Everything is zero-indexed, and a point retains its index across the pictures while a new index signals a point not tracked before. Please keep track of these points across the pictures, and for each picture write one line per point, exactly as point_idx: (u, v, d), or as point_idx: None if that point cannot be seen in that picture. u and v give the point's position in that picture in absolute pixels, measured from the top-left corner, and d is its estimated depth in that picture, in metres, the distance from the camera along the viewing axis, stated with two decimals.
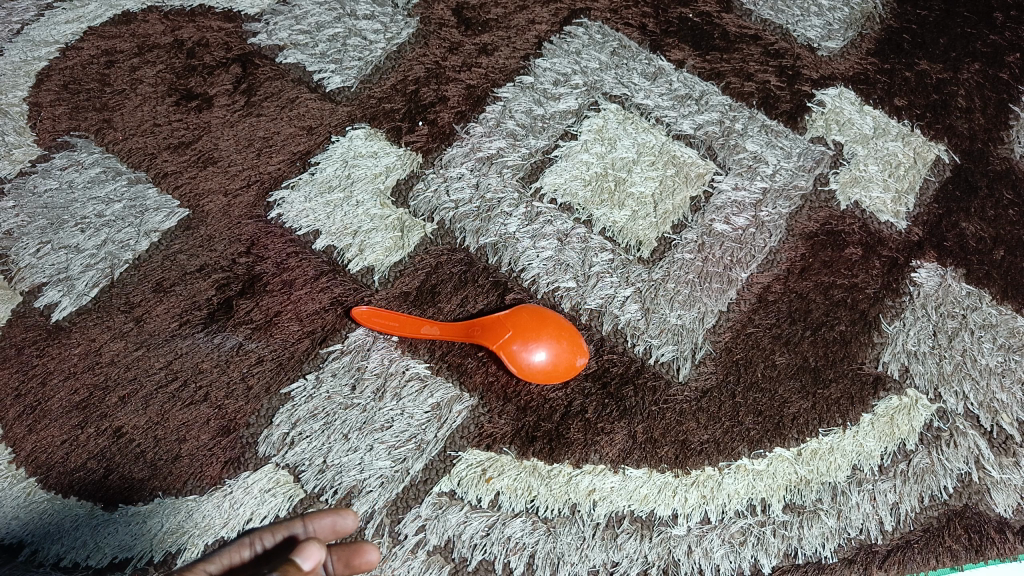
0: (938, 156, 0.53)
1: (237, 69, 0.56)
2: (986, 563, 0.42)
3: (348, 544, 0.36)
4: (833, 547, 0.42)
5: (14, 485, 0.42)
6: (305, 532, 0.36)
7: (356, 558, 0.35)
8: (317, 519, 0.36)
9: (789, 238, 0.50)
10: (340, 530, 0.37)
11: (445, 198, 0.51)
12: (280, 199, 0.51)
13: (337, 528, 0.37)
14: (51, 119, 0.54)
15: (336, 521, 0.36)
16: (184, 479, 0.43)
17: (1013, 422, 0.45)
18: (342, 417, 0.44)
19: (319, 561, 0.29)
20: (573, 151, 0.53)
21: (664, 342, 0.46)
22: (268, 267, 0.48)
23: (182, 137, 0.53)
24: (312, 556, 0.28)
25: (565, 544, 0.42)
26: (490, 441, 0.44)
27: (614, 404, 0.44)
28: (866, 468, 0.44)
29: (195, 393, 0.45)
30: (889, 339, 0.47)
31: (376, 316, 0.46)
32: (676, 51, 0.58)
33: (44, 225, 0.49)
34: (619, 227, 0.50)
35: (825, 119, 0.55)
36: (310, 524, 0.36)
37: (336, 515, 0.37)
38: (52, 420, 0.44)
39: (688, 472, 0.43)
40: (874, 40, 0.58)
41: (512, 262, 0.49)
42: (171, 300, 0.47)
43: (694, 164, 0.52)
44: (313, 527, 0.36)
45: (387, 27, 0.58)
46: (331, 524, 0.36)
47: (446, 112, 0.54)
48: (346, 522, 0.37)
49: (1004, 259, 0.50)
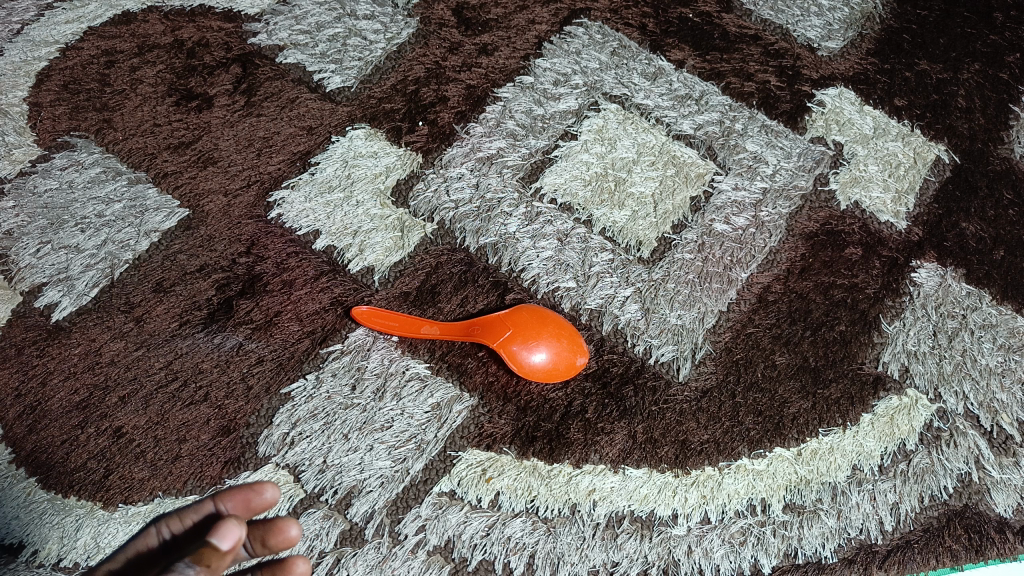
0: (938, 156, 0.53)
1: (237, 69, 0.56)
2: (986, 563, 0.42)
3: (269, 518, 0.32)
4: (833, 547, 0.42)
5: (14, 485, 0.42)
6: (218, 512, 0.31)
7: (278, 534, 0.31)
8: (229, 494, 0.31)
9: (789, 238, 0.50)
10: (257, 506, 0.32)
11: (445, 198, 0.51)
12: (280, 199, 0.51)
13: (255, 502, 0.32)
14: (51, 119, 0.54)
15: (252, 495, 0.31)
16: (184, 479, 0.43)
17: (1013, 422, 0.45)
18: (342, 417, 0.44)
19: (238, 539, 0.27)
20: (573, 152, 0.53)
21: (664, 342, 0.46)
22: (268, 267, 0.48)
23: (182, 137, 0.53)
24: (229, 536, 0.26)
25: (565, 544, 0.42)
26: (490, 441, 0.44)
27: (614, 404, 0.44)
28: (866, 468, 0.44)
29: (196, 393, 0.45)
30: (889, 340, 0.47)
31: (376, 316, 0.46)
32: (676, 51, 0.58)
33: (44, 225, 0.49)
34: (619, 227, 0.50)
35: (825, 119, 0.55)
36: (222, 501, 0.31)
37: (250, 489, 0.32)
38: (52, 420, 0.44)
39: (688, 472, 0.43)
40: (874, 40, 0.58)
41: (512, 262, 0.49)
42: (171, 300, 0.47)
43: (694, 164, 0.52)
44: (226, 505, 0.31)
45: (387, 27, 0.58)
46: (245, 501, 0.31)
47: (446, 113, 0.54)
48: (266, 495, 0.32)
49: (1004, 259, 0.50)
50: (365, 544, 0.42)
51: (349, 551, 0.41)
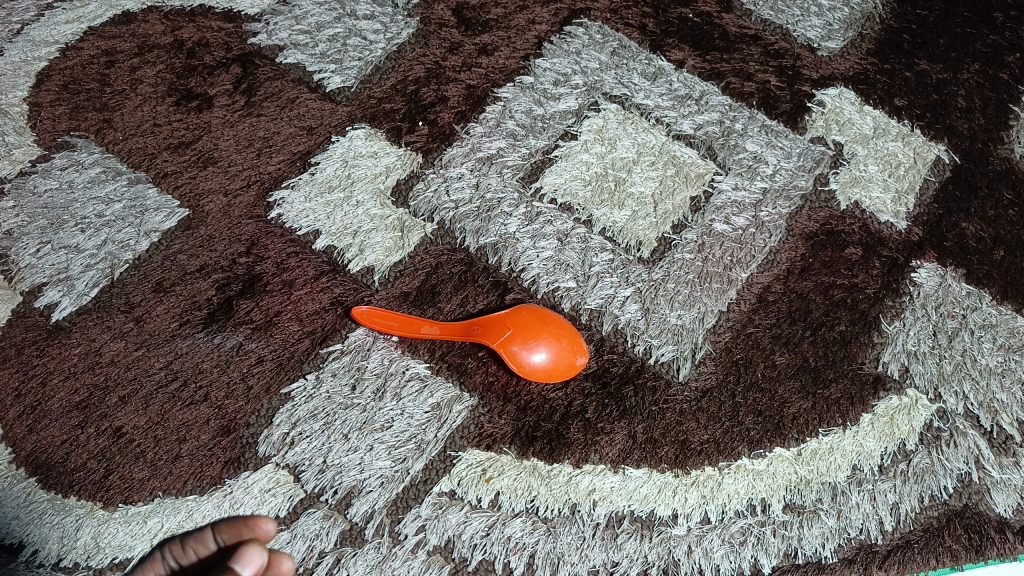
0: (939, 156, 0.53)
1: (237, 69, 0.56)
2: (986, 563, 0.42)
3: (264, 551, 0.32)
4: (833, 547, 0.42)
5: (14, 485, 0.42)
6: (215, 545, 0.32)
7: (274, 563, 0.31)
8: (224, 528, 0.32)
9: (789, 238, 0.50)
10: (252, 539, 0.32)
11: (445, 198, 0.51)
12: (280, 199, 0.51)
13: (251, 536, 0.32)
14: (51, 119, 0.54)
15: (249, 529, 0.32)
16: (184, 479, 0.43)
17: (1014, 422, 0.45)
18: (342, 417, 0.44)
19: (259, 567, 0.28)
20: (573, 152, 0.53)
21: (664, 342, 0.46)
22: (268, 267, 0.48)
23: (182, 137, 0.53)
24: (251, 563, 0.28)
25: (565, 544, 0.42)
26: (490, 441, 0.44)
27: (614, 404, 0.44)
28: (866, 468, 0.44)
29: (196, 393, 0.45)
30: (889, 340, 0.47)
31: (376, 317, 0.46)
32: (676, 51, 0.58)
33: (44, 225, 0.49)
34: (619, 227, 0.50)
35: (825, 119, 0.55)
36: (218, 535, 0.32)
37: (244, 524, 0.32)
38: (52, 420, 0.44)
39: (688, 472, 0.43)
40: (874, 40, 0.58)
41: (512, 262, 0.49)
42: (171, 300, 0.47)
43: (694, 164, 0.52)
44: (222, 538, 0.32)
45: (387, 27, 0.58)
46: (238, 533, 0.32)
47: (446, 112, 0.54)
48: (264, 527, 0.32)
49: (1004, 259, 0.50)
50: (365, 544, 0.42)
51: (349, 551, 0.41)
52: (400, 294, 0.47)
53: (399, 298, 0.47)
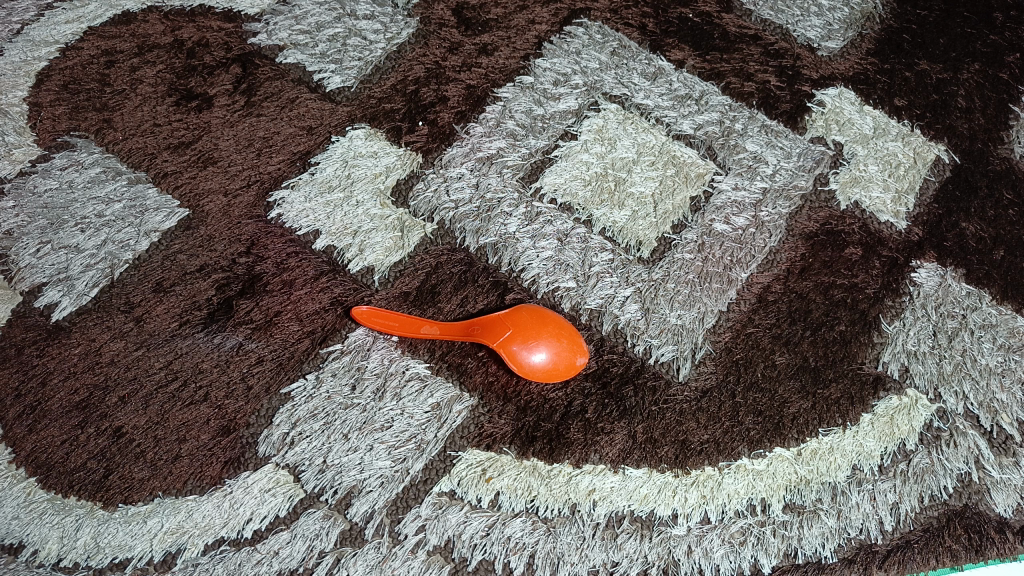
0: (938, 156, 0.53)
1: (236, 69, 0.56)
2: (986, 563, 0.42)
3: None
4: (833, 547, 0.42)
5: (14, 486, 0.42)
6: None
7: None
8: None
9: (789, 238, 0.50)
10: None
11: (445, 198, 0.51)
12: (280, 199, 0.51)
13: None
14: (51, 119, 0.54)
15: None
16: (184, 478, 0.43)
17: (1014, 422, 0.45)
18: (342, 417, 0.44)
19: None
20: (573, 152, 0.53)
21: (664, 342, 0.47)
22: (268, 267, 0.48)
23: (182, 137, 0.53)
24: None
25: (565, 544, 0.42)
26: (490, 441, 0.44)
27: (614, 404, 0.44)
28: (866, 468, 0.44)
29: (195, 393, 0.45)
30: (890, 340, 0.47)
31: (376, 317, 0.46)
32: (676, 51, 0.58)
33: (44, 225, 0.49)
34: (619, 227, 0.50)
35: (825, 119, 0.55)
36: None
37: None
38: (52, 420, 0.44)
39: (688, 472, 0.43)
40: (874, 40, 0.58)
41: (512, 262, 0.49)
42: (171, 300, 0.47)
43: (694, 164, 0.52)
44: None
45: (386, 27, 0.58)
46: None
47: (446, 112, 0.54)
48: None
49: (1004, 259, 0.50)
50: (365, 544, 0.42)
51: (349, 551, 0.41)
52: (399, 293, 0.47)
53: (399, 298, 0.47)
